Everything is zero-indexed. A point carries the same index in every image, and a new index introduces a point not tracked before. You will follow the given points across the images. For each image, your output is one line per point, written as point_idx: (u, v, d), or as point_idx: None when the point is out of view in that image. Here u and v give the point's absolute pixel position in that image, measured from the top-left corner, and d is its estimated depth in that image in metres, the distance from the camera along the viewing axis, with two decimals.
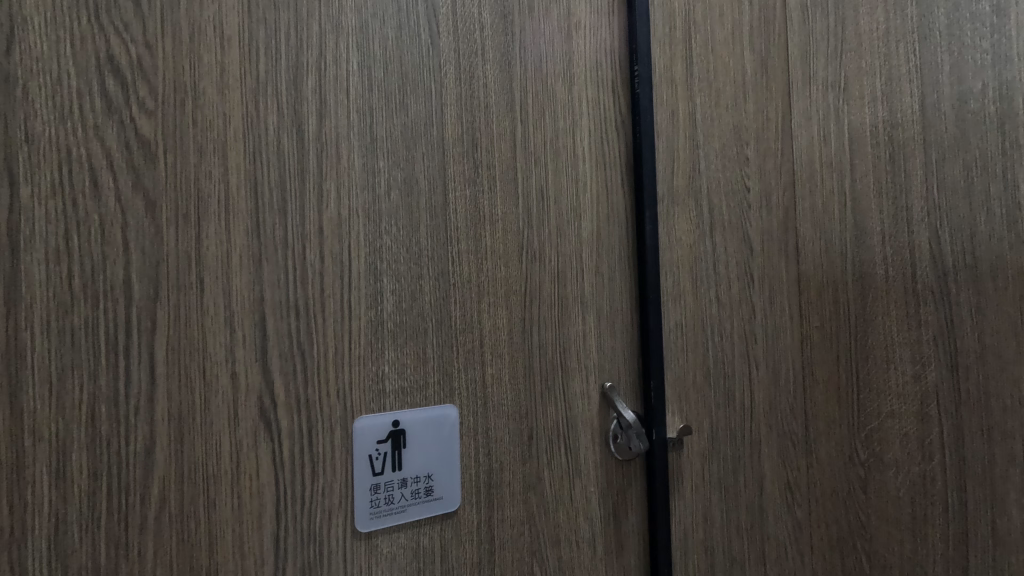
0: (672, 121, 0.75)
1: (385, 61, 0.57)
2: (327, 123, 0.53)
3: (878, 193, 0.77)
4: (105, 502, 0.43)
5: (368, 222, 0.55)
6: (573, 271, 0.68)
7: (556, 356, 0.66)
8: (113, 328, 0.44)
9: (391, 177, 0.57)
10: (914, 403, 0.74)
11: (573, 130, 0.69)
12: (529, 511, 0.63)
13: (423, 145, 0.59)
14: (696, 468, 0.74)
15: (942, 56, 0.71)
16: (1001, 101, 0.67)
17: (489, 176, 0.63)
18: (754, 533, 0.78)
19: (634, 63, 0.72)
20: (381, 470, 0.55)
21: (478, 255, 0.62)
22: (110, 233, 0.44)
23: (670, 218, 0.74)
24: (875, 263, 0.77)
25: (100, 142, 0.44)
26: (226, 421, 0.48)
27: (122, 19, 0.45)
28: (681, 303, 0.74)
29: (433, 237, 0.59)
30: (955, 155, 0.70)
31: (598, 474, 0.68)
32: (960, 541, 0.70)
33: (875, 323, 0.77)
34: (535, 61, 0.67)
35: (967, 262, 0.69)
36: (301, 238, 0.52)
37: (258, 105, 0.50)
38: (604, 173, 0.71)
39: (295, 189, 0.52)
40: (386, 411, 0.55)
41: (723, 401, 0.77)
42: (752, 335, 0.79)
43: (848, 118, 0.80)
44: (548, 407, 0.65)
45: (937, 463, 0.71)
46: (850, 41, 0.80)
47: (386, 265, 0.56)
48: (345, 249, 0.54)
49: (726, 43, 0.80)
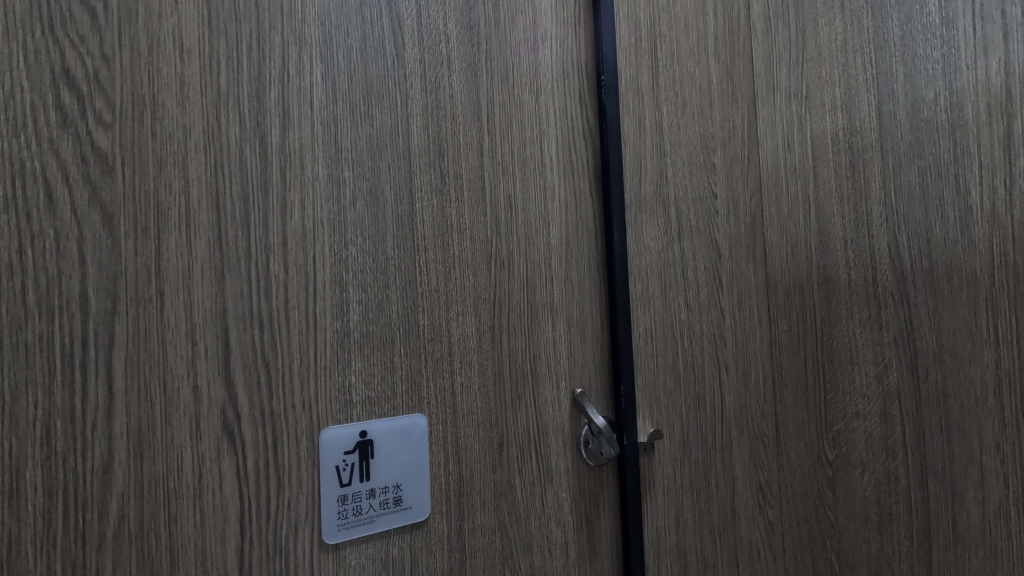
0: (639, 129, 0.76)
1: (349, 72, 0.57)
2: (291, 135, 0.54)
3: (841, 199, 0.79)
4: (61, 520, 0.43)
5: (333, 232, 0.55)
6: (543, 278, 0.69)
7: (526, 363, 0.67)
8: (69, 342, 0.44)
9: (357, 188, 0.57)
10: (877, 403, 0.75)
11: (540, 139, 0.70)
12: (500, 518, 0.63)
13: (389, 156, 0.59)
14: (667, 471, 0.75)
15: (896, 66, 0.73)
16: (951, 109, 0.68)
17: (457, 186, 0.64)
18: (726, 535, 0.79)
19: (600, 73, 0.74)
20: (349, 481, 0.55)
21: (446, 264, 0.62)
22: (66, 247, 0.44)
23: (638, 224, 0.75)
24: (839, 267, 0.79)
25: (55, 155, 0.44)
26: (188, 435, 0.48)
27: (78, 31, 0.45)
28: (650, 309, 0.75)
29: (400, 246, 0.59)
30: (910, 162, 0.71)
31: (570, 480, 0.69)
32: (924, 538, 0.71)
33: (839, 326, 0.79)
34: (502, 71, 0.68)
35: (924, 264, 0.70)
36: (265, 250, 0.52)
37: (219, 116, 0.50)
38: (572, 181, 0.72)
39: (259, 200, 0.52)
40: (354, 422, 0.55)
41: (694, 404, 0.78)
42: (721, 339, 0.81)
43: (811, 126, 0.83)
44: (518, 414, 0.66)
45: (900, 462, 0.73)
46: (810, 51, 0.83)
47: (352, 275, 0.56)
48: (310, 259, 0.54)
49: (692, 52, 0.82)
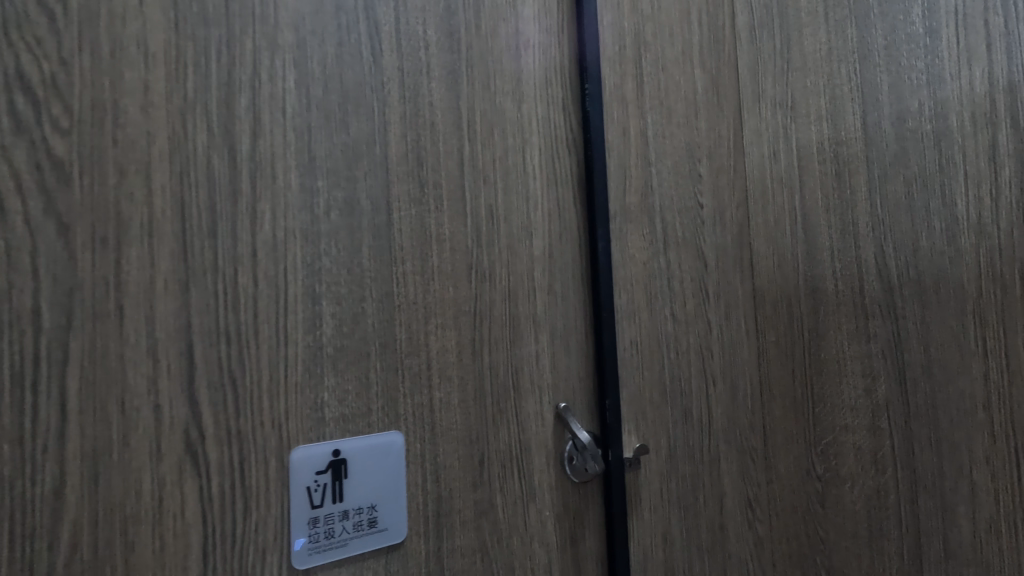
0: (624, 139, 0.75)
1: (324, 78, 0.55)
2: (262, 143, 0.52)
3: (827, 210, 0.78)
4: (7, 549, 0.40)
5: (306, 243, 0.53)
6: (525, 290, 0.67)
7: (508, 378, 0.65)
8: (19, 360, 0.41)
9: (331, 198, 0.55)
10: (866, 416, 0.74)
11: (523, 148, 0.69)
12: (481, 539, 0.61)
13: (365, 165, 0.57)
14: (654, 487, 0.73)
15: (881, 76, 0.73)
16: (936, 119, 0.68)
17: (436, 195, 0.62)
18: (715, 552, 0.77)
19: (585, 82, 0.73)
20: (321, 502, 0.52)
21: (424, 276, 0.60)
22: (18, 259, 0.42)
23: (622, 235, 0.74)
24: (826, 278, 0.78)
25: (7, 163, 0.42)
26: (148, 457, 0.45)
27: (35, 34, 0.43)
28: (636, 320, 0.74)
29: (376, 258, 0.57)
30: (897, 171, 0.71)
31: (553, 497, 0.67)
32: (915, 555, 0.70)
33: (827, 337, 0.78)
34: (483, 78, 0.66)
35: (911, 275, 0.70)
36: (233, 261, 0.50)
37: (187, 123, 0.48)
38: (555, 191, 0.71)
39: (227, 211, 0.50)
40: (326, 441, 0.53)
41: (680, 418, 0.76)
42: (708, 351, 0.79)
43: (797, 136, 0.81)
44: (500, 431, 0.64)
45: (890, 476, 0.72)
46: (795, 61, 0.82)
47: (326, 288, 0.54)
48: (281, 271, 0.52)
49: (677, 61, 0.81)
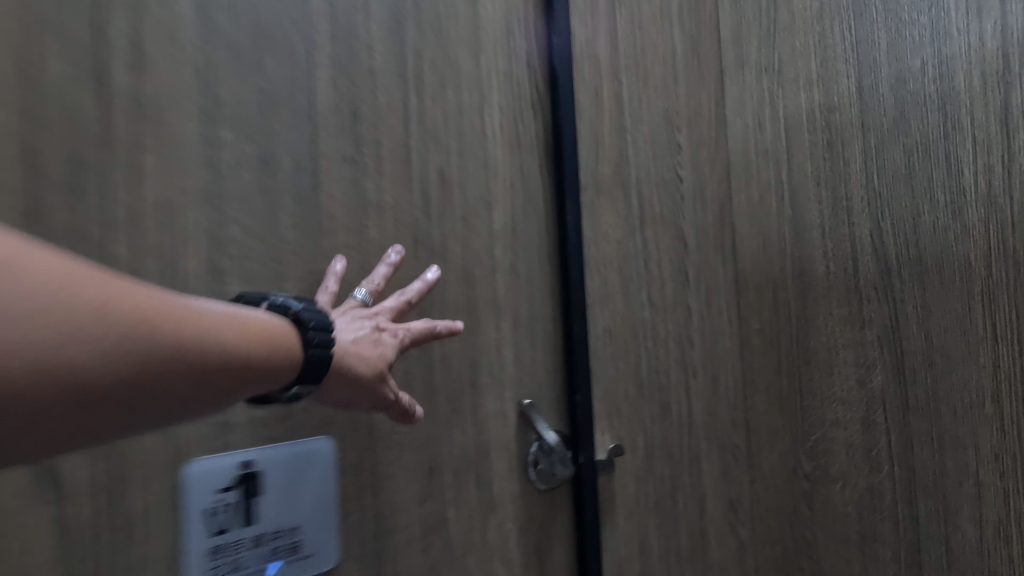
0: (597, 102, 0.67)
1: (232, 6, 0.45)
2: (146, 77, 0.41)
3: (816, 180, 0.71)
4: None
5: (206, 206, 0.43)
6: (483, 271, 0.59)
7: (464, 372, 0.56)
8: None
9: (240, 152, 0.45)
10: (859, 409, 0.68)
11: (480, 108, 0.60)
12: (431, 561, 0.53)
13: (287, 115, 0.47)
14: (631, 493, 0.65)
15: (877, 34, 0.66)
16: (941, 81, 0.62)
17: (375, 156, 0.52)
18: (695, 560, 0.70)
19: (551, 37, 0.63)
20: (226, 526, 0.42)
21: (360, 251, 0.51)
22: None
23: (595, 210, 0.65)
24: (816, 259, 0.71)
25: None
26: None
27: None
28: (611, 306, 0.66)
29: (298, 228, 0.48)
30: (894, 139, 0.65)
31: (516, 508, 0.58)
32: (914, 561, 0.64)
33: (816, 324, 0.71)
34: (432, 24, 0.57)
35: (910, 254, 0.64)
36: (106, 226, 0.39)
37: (38, 44, 0.37)
38: (517, 159, 0.62)
39: (101, 161, 0.39)
40: (233, 450, 0.43)
41: (658, 414, 0.68)
42: (687, 340, 0.71)
43: (783, 103, 0.74)
44: (454, 434, 0.55)
45: (885, 475, 0.66)
46: (782, 20, 0.74)
47: (232, 262, 0.44)
48: (172, 240, 0.42)
49: (654, 19, 0.72)
